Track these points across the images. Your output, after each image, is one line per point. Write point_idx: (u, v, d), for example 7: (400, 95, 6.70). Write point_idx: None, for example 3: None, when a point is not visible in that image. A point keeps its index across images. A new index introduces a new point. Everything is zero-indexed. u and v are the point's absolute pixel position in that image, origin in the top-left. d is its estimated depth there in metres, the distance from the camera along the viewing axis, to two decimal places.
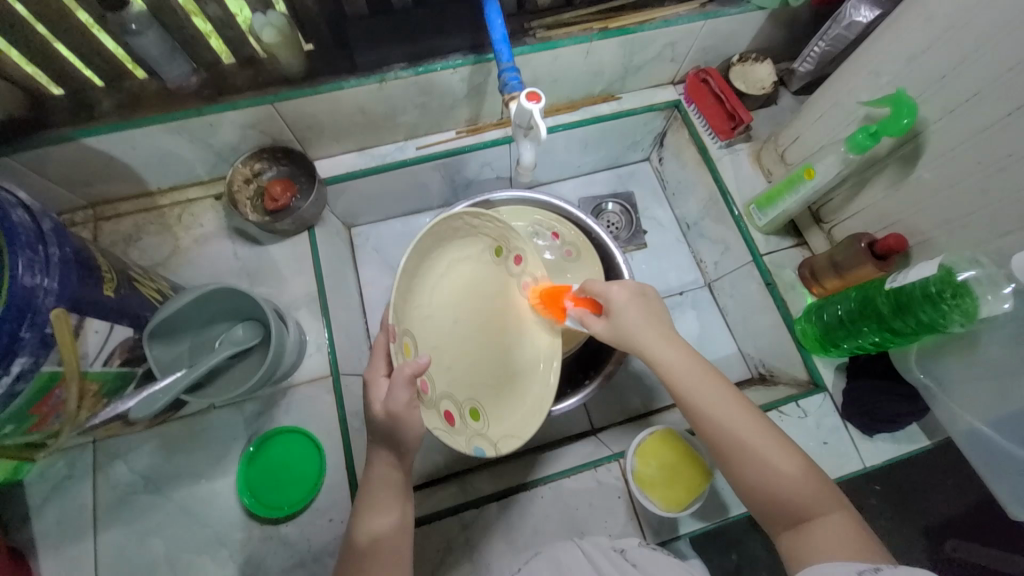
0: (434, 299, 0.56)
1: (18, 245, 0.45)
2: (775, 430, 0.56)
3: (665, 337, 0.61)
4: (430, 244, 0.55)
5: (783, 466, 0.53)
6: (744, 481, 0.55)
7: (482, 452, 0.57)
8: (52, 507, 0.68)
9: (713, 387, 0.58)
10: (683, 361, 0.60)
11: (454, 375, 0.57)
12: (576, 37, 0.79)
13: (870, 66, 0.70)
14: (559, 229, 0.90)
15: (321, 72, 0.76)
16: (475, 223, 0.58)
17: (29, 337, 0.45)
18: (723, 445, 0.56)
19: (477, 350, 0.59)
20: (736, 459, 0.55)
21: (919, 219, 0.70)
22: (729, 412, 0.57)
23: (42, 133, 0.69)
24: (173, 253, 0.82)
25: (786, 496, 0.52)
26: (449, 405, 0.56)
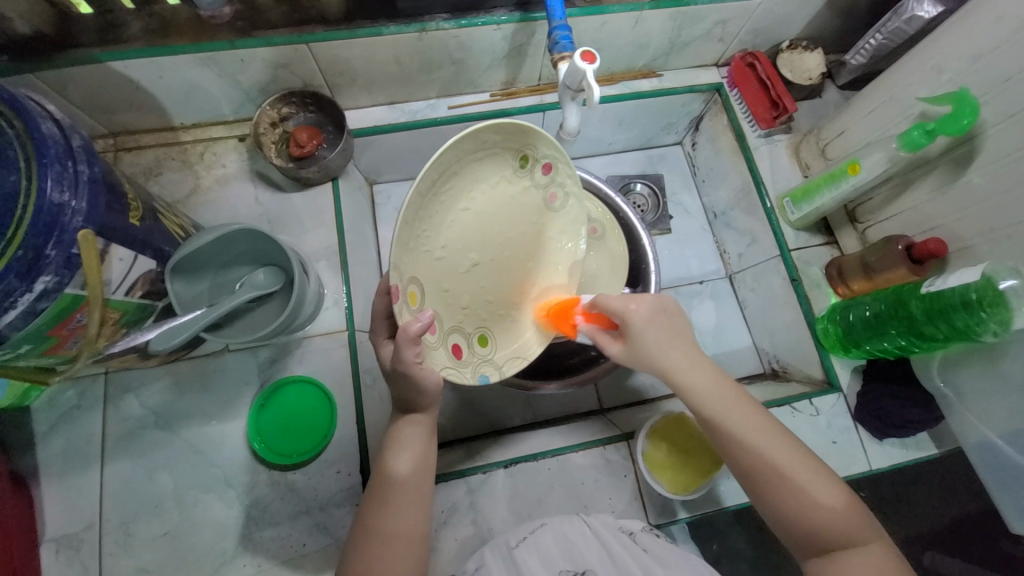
0: (449, 235, 0.54)
1: (47, 159, 0.44)
2: (816, 462, 0.56)
3: (692, 357, 0.60)
4: (439, 176, 0.50)
5: (823, 497, 0.54)
6: (776, 508, 0.55)
7: (487, 378, 0.57)
8: (62, 434, 0.68)
9: (748, 417, 0.58)
10: (713, 389, 0.59)
11: (462, 311, 0.55)
12: (627, 4, 0.76)
13: (933, 61, 0.67)
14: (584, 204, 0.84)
15: (360, 16, 0.73)
16: (496, 138, 0.52)
17: (54, 255, 0.44)
18: (757, 471, 0.56)
19: (487, 280, 0.56)
20: (770, 488, 0.55)
21: (961, 226, 0.69)
22: (765, 441, 0.56)
23: (68, 51, 0.66)
24: (194, 193, 0.81)
25: (823, 528, 0.53)
26: (456, 338, 0.56)
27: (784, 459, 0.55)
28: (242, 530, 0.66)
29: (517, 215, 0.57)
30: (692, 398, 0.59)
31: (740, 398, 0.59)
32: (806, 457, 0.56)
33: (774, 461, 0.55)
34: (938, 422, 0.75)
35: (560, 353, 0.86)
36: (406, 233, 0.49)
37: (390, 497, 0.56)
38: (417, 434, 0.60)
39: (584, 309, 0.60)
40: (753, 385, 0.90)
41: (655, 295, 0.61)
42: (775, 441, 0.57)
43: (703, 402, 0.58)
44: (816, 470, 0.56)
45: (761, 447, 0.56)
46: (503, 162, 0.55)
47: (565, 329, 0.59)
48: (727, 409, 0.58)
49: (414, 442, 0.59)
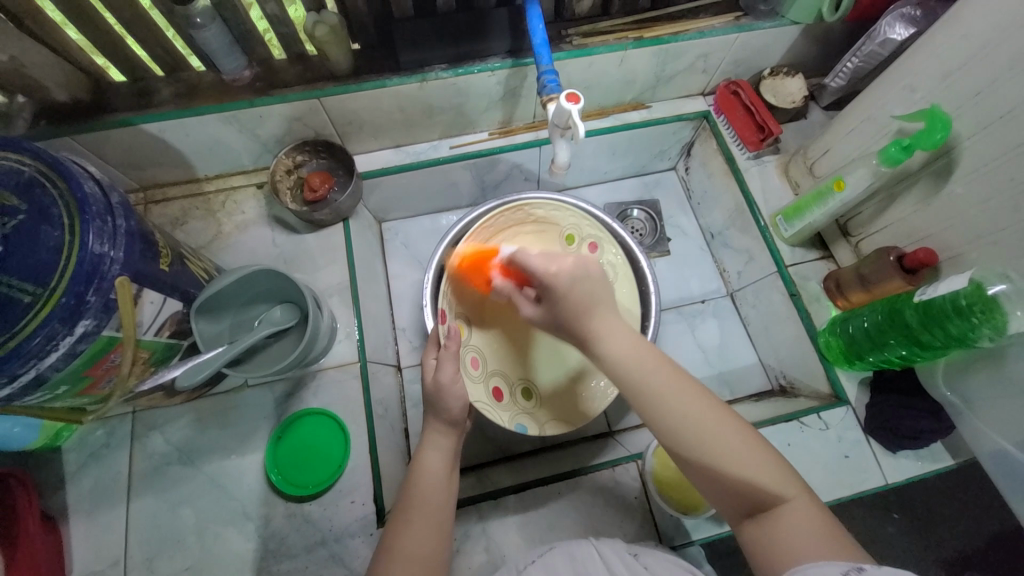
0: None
1: (90, 215, 0.49)
2: (737, 421, 0.54)
3: (617, 325, 0.59)
4: (490, 237, 0.84)
5: (750, 460, 0.51)
6: (703, 472, 0.53)
7: (524, 429, 0.76)
8: (91, 473, 0.71)
9: (674, 381, 0.56)
10: (628, 350, 0.58)
11: (501, 358, 0.82)
12: (611, 45, 0.82)
13: (905, 81, 0.71)
14: (600, 242, 0.87)
15: (365, 71, 0.80)
16: (537, 214, 0.87)
17: (93, 301, 0.48)
18: (675, 433, 0.54)
19: (522, 339, 0.84)
20: (693, 450, 0.53)
21: (949, 234, 0.71)
22: (686, 401, 0.54)
23: (105, 117, 0.74)
24: (216, 238, 0.86)
25: (749, 487, 0.51)
26: (498, 384, 0.79)
27: (710, 420, 0.53)
28: (260, 562, 0.68)
29: None
30: (607, 359, 0.58)
31: (666, 365, 0.57)
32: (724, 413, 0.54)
33: (700, 425, 0.53)
34: (951, 431, 0.74)
35: None
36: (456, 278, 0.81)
37: (405, 519, 0.57)
38: (440, 457, 0.62)
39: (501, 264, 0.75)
40: (761, 402, 0.90)
41: (577, 258, 0.61)
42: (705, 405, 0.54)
43: (620, 369, 0.57)
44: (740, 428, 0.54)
45: (684, 408, 0.54)
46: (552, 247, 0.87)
47: (478, 275, 0.79)
48: (643, 370, 0.56)
49: (435, 465, 0.61)
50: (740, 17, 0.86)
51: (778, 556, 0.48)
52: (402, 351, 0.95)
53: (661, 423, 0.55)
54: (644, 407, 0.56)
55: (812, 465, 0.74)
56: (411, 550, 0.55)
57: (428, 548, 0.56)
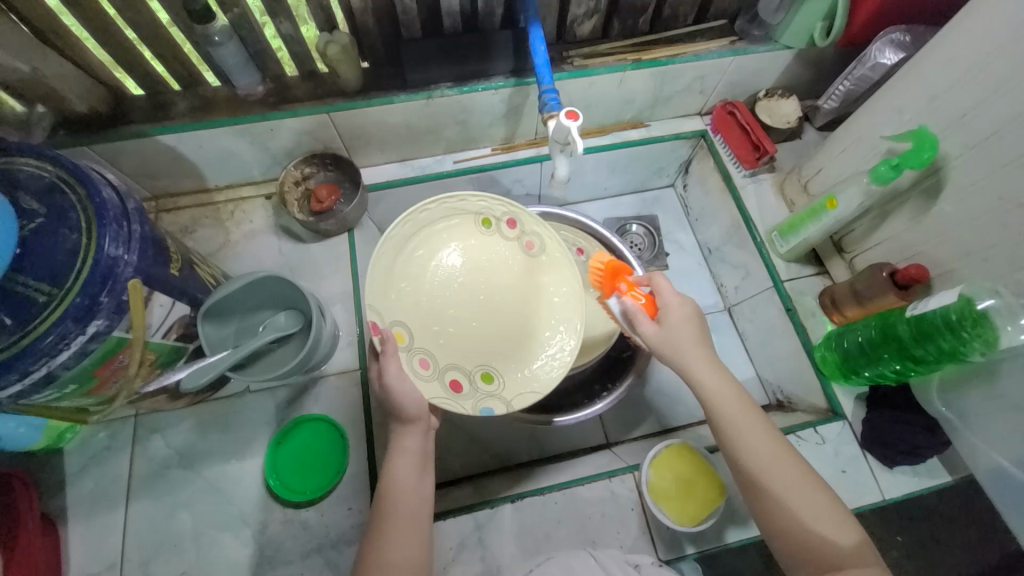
0: (431, 288, 0.68)
1: (107, 220, 0.51)
2: (817, 485, 0.55)
3: (716, 366, 0.59)
4: (411, 231, 0.66)
5: (830, 524, 0.52)
6: (782, 525, 0.53)
7: (492, 411, 0.64)
8: (91, 475, 0.72)
9: (767, 434, 0.56)
10: (729, 396, 0.58)
11: (450, 348, 0.66)
12: (611, 66, 0.85)
13: (894, 103, 0.73)
14: (583, 246, 0.93)
15: (373, 88, 0.83)
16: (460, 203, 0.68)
17: (106, 302, 0.50)
18: (763, 481, 0.55)
19: (474, 337, 0.68)
20: (776, 499, 0.54)
21: (940, 251, 0.72)
22: (774, 453, 0.55)
23: (122, 128, 0.76)
24: (224, 246, 0.89)
25: (826, 547, 0.51)
26: (456, 375, 0.65)
27: (795, 474, 0.55)
28: (256, 568, 0.68)
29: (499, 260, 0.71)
30: (707, 399, 0.58)
31: (759, 419, 0.58)
32: (807, 476, 0.55)
33: (786, 479, 0.54)
34: (945, 448, 0.75)
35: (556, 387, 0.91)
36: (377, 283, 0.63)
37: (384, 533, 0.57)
38: (410, 461, 0.61)
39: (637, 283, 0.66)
40: (759, 416, 0.90)
41: (696, 303, 0.62)
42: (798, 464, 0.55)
43: (716, 405, 0.57)
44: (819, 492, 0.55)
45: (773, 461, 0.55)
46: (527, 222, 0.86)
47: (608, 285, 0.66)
48: (739, 416, 0.57)
49: (405, 472, 0.60)
50: (735, 41, 0.89)
51: None
52: None
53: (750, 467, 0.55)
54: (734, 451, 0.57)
55: None
56: (393, 556, 0.55)
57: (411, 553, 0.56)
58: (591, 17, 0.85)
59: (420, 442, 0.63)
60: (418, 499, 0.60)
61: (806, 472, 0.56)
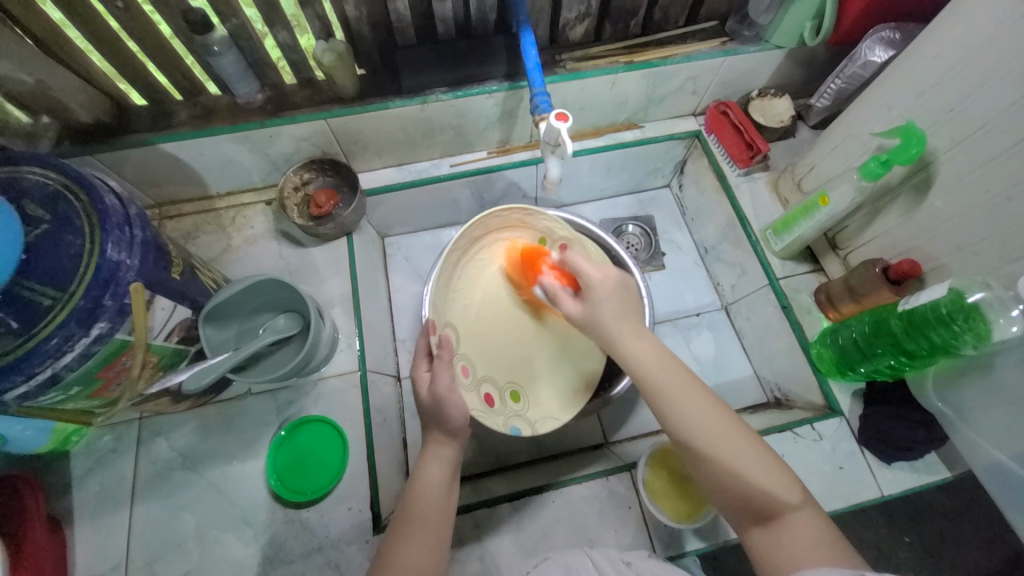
0: (482, 303, 0.77)
1: (109, 225, 0.52)
2: (746, 431, 0.54)
3: (638, 330, 0.61)
4: (474, 239, 0.74)
5: (765, 475, 0.52)
6: (716, 483, 0.53)
7: (517, 429, 0.72)
8: (96, 477, 0.73)
9: (688, 386, 0.56)
10: (648, 356, 0.59)
11: (488, 364, 0.75)
12: (602, 68, 0.86)
13: (882, 100, 0.74)
14: None
15: (369, 94, 0.85)
16: (515, 222, 0.77)
17: (109, 304, 0.51)
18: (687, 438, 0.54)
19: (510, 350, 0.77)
20: (705, 458, 0.53)
21: (932, 246, 0.73)
22: (697, 410, 0.55)
23: (125, 137, 0.78)
24: (225, 251, 0.90)
25: (756, 497, 0.51)
26: (489, 389, 0.72)
27: (722, 427, 0.54)
28: (258, 568, 0.69)
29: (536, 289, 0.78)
30: (630, 366, 0.59)
31: (682, 369, 0.58)
32: (735, 425, 0.54)
33: (711, 437, 0.54)
34: (943, 445, 0.75)
35: None
36: (443, 287, 0.73)
37: (403, 537, 0.57)
38: (441, 470, 0.63)
39: (553, 266, 0.71)
40: (757, 414, 0.91)
41: (621, 274, 0.65)
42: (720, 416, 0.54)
43: (638, 369, 0.58)
44: (748, 437, 0.54)
45: (694, 419, 0.54)
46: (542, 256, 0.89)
47: (532, 274, 0.72)
48: (660, 376, 0.57)
49: (434, 480, 0.62)
50: (726, 42, 0.90)
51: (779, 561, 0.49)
52: (402, 362, 0.97)
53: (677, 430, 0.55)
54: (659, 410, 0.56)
55: (805, 475, 0.74)
56: (408, 557, 0.55)
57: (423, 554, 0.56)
58: (583, 20, 0.86)
59: (451, 451, 0.64)
60: (439, 509, 0.60)
61: (735, 420, 0.55)
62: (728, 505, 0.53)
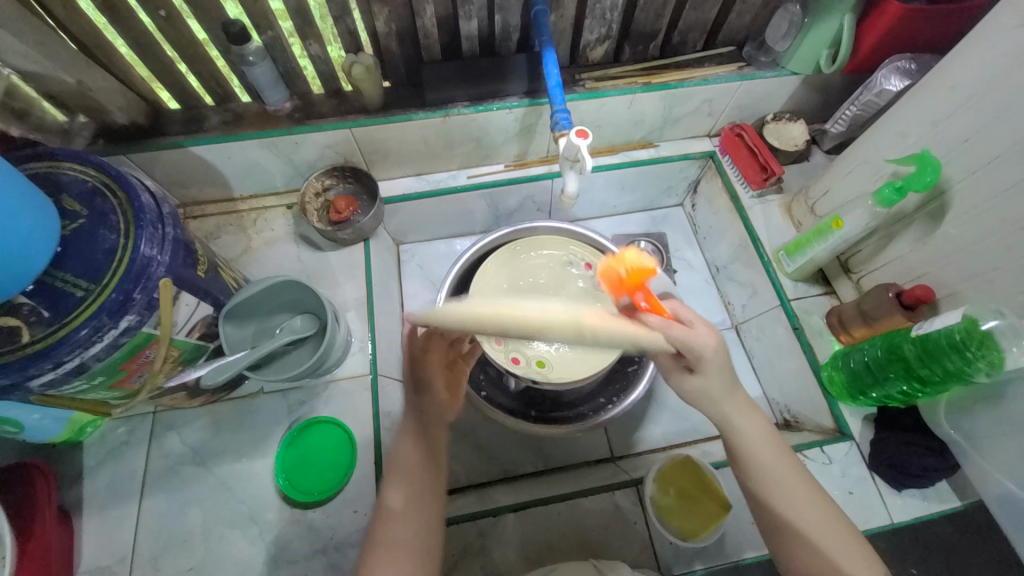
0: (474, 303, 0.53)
1: (144, 222, 0.54)
2: (843, 525, 0.55)
3: (750, 407, 0.60)
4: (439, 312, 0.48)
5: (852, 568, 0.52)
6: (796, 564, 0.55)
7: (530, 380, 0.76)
8: (107, 469, 0.74)
9: (798, 481, 0.57)
10: (760, 436, 0.59)
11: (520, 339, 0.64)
12: (621, 88, 0.88)
13: (896, 128, 0.75)
14: (592, 260, 0.92)
15: (393, 105, 0.87)
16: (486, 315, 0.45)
17: (139, 298, 0.53)
18: (781, 522, 0.56)
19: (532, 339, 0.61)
20: (793, 542, 0.55)
21: (946, 273, 0.73)
22: (798, 496, 0.56)
23: (156, 139, 0.81)
24: (246, 252, 0.93)
25: None
26: (515, 354, 0.76)
27: (817, 519, 0.55)
28: (262, 568, 0.69)
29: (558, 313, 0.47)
30: (737, 447, 0.59)
31: (791, 461, 0.59)
32: (830, 518, 0.55)
33: (807, 521, 0.55)
34: (955, 472, 0.74)
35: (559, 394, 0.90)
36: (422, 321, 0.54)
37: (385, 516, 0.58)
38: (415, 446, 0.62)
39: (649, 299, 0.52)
40: None
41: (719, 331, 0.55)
42: (828, 516, 0.55)
43: (748, 452, 0.59)
44: (846, 533, 0.55)
45: (791, 503, 0.56)
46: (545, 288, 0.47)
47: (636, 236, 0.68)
48: (769, 459, 0.58)
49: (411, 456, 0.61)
50: (743, 66, 0.92)
51: None
52: None
53: (772, 509, 0.57)
54: (756, 490, 0.58)
55: None
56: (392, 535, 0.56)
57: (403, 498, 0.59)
58: (603, 42, 0.89)
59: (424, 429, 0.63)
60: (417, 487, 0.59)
61: (837, 515, 0.56)
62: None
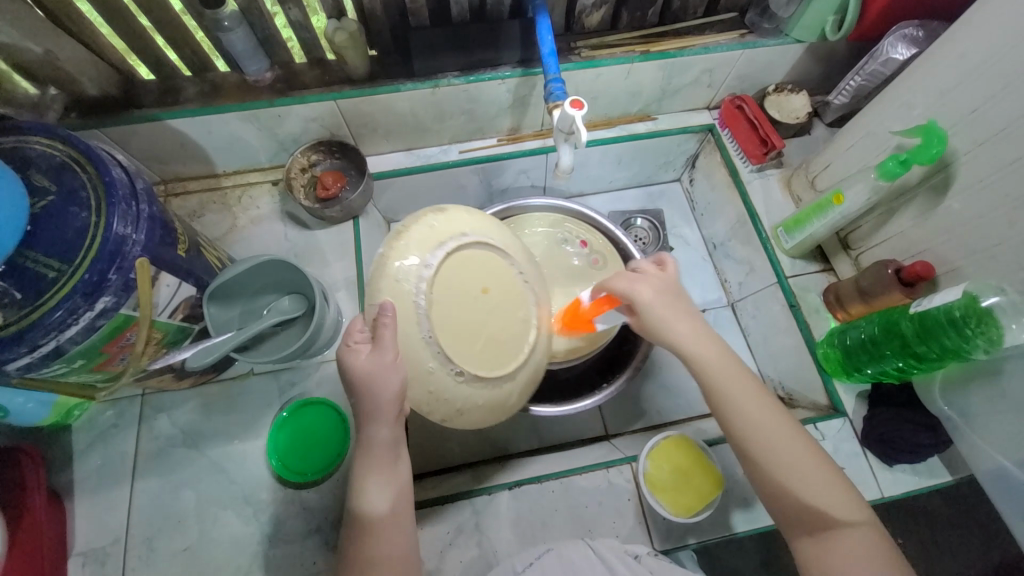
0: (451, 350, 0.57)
1: (116, 199, 0.51)
2: (803, 439, 0.57)
3: (698, 327, 0.62)
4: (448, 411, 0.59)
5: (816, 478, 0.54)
6: (766, 482, 0.56)
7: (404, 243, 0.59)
8: (97, 452, 0.73)
9: (760, 401, 0.58)
10: (714, 353, 0.60)
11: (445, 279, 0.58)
12: (618, 57, 0.85)
13: (903, 98, 0.72)
14: (587, 238, 0.93)
15: (380, 76, 0.83)
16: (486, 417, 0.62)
17: (114, 279, 0.51)
18: (746, 442, 0.57)
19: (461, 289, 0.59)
20: (760, 462, 0.56)
21: (946, 249, 0.72)
22: (760, 413, 0.57)
23: (131, 112, 0.77)
24: (231, 231, 0.90)
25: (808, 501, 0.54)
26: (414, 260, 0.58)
27: (782, 436, 0.56)
28: (258, 547, 0.69)
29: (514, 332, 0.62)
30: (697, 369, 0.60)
31: (750, 379, 0.60)
32: (792, 433, 0.57)
33: (771, 437, 0.56)
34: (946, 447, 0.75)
35: (554, 373, 0.91)
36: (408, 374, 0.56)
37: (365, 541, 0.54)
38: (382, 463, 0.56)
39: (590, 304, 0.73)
40: None
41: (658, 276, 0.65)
42: (793, 434, 0.56)
43: (704, 371, 0.60)
44: (807, 447, 0.56)
45: (755, 421, 0.57)
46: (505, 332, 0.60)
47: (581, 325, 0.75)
48: (727, 377, 0.59)
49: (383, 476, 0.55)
50: (745, 34, 0.89)
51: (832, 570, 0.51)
52: None
53: (734, 428, 0.58)
54: (719, 410, 0.59)
55: None
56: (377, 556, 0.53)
57: (390, 499, 0.56)
58: (600, 7, 0.84)
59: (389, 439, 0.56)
60: (398, 503, 0.56)
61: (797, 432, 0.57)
62: (785, 511, 0.55)
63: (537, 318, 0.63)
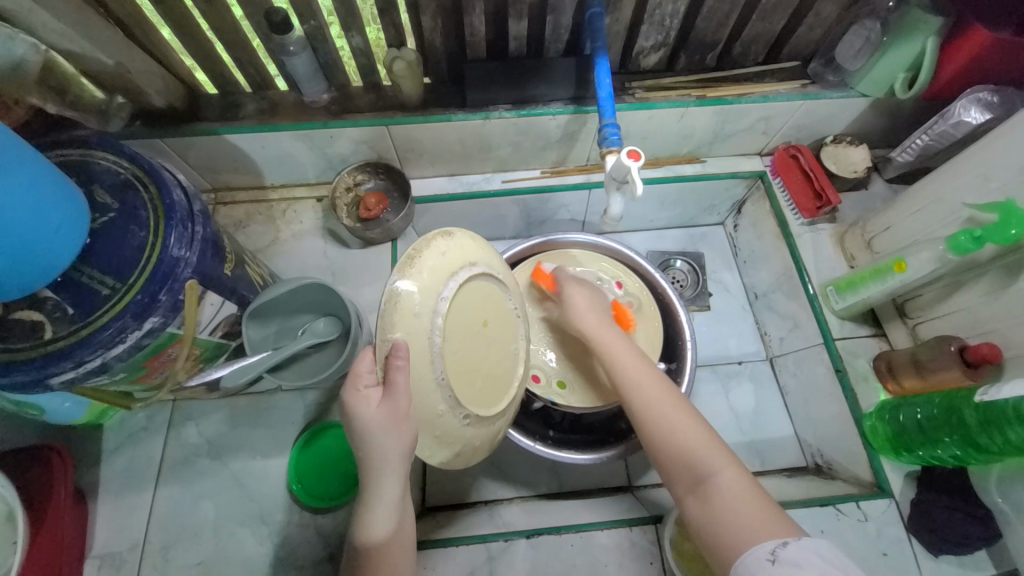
0: (460, 389, 0.53)
1: (173, 220, 0.52)
2: (678, 396, 0.61)
3: (590, 305, 0.73)
4: (446, 455, 0.55)
5: (687, 429, 0.57)
6: (649, 439, 0.59)
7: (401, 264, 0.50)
8: (125, 455, 0.75)
9: (638, 364, 0.64)
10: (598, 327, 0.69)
11: (455, 311, 0.53)
12: (673, 101, 0.83)
13: (978, 169, 0.68)
14: (624, 280, 0.90)
15: (433, 104, 0.84)
16: (478, 456, 0.60)
17: (164, 300, 0.52)
18: (630, 401, 0.61)
19: (467, 322, 0.55)
20: (643, 419, 0.60)
21: (1017, 333, 0.67)
22: (635, 372, 0.63)
23: (193, 125, 0.80)
24: (274, 243, 0.92)
25: (682, 451, 0.56)
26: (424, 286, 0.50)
27: (658, 393, 0.60)
28: (269, 569, 0.69)
29: (504, 366, 0.61)
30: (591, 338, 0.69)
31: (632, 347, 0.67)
32: (665, 392, 0.61)
33: (648, 393, 0.61)
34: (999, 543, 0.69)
35: (579, 416, 0.88)
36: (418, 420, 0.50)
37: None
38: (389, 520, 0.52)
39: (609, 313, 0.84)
40: (794, 479, 0.86)
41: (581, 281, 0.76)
42: (665, 391, 0.60)
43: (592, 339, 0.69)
44: (682, 404, 0.60)
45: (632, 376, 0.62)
46: (495, 365, 0.60)
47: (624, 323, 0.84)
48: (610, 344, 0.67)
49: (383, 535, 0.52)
50: (807, 84, 0.86)
51: (709, 522, 0.52)
52: None
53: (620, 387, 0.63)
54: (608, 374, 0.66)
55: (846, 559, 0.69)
56: None
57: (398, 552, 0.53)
58: (659, 49, 0.83)
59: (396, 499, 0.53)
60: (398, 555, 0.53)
61: (675, 392, 0.61)
62: (673, 472, 0.56)
63: (525, 351, 0.64)
